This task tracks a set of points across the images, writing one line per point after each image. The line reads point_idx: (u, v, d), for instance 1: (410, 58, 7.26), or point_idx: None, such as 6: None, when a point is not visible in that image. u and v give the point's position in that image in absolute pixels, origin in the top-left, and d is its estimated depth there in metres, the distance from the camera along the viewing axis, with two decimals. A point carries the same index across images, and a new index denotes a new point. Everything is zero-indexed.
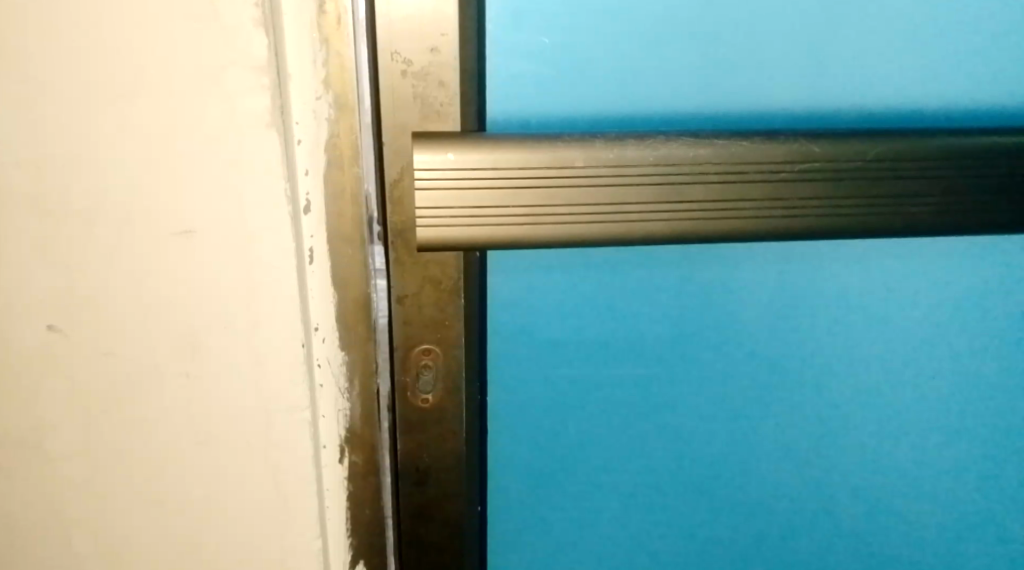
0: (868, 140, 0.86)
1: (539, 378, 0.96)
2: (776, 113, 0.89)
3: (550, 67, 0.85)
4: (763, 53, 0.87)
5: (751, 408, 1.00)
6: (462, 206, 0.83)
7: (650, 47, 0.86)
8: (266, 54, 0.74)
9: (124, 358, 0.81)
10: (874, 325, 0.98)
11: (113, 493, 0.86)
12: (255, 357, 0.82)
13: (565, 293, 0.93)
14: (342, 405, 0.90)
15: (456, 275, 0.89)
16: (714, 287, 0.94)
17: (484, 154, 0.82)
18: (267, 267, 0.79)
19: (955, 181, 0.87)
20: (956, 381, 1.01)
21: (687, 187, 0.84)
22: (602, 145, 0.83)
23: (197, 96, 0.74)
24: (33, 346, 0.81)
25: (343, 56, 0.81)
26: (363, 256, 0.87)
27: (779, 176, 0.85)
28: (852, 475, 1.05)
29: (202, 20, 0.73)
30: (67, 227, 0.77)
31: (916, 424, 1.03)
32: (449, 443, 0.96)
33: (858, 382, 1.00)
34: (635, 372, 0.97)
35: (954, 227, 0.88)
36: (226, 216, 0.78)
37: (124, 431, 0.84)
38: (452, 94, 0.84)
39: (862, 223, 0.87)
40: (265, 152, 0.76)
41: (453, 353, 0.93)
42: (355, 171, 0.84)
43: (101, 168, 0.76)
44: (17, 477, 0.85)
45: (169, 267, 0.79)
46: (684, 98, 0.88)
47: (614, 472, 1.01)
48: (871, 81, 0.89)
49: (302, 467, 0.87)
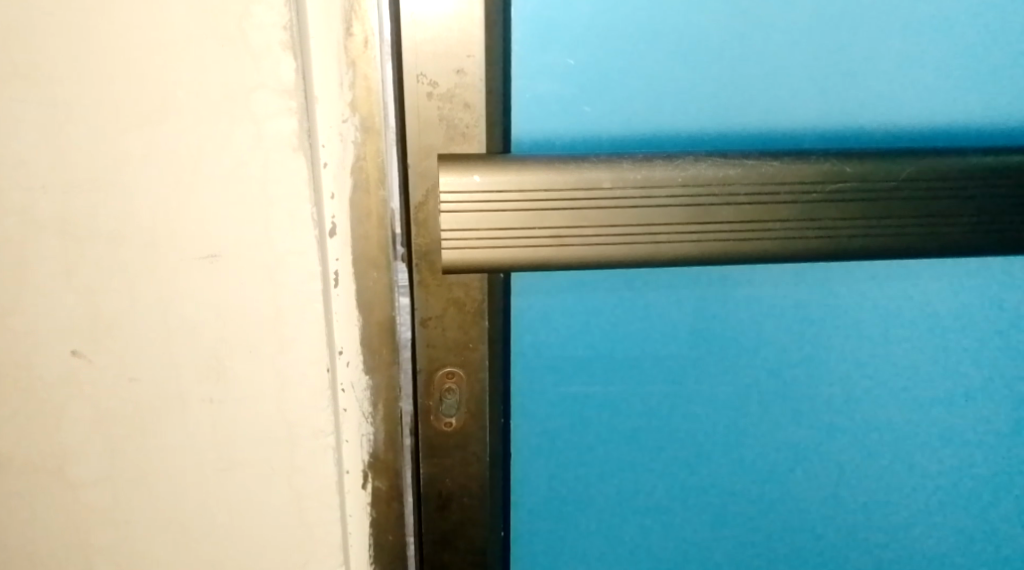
0: (899, 160, 0.85)
1: (563, 400, 0.94)
2: (805, 134, 0.88)
3: (577, 88, 0.85)
4: (791, 73, 0.86)
5: (780, 434, 0.98)
6: (488, 228, 0.82)
7: (677, 67, 0.85)
8: (295, 77, 0.73)
9: (148, 383, 0.80)
10: (904, 347, 0.96)
11: (137, 520, 0.85)
12: (280, 381, 0.81)
13: (590, 314, 0.92)
14: (365, 429, 0.89)
15: (480, 296, 0.88)
16: (743, 309, 0.93)
17: (510, 176, 0.81)
18: (294, 291, 0.79)
19: (988, 201, 0.86)
20: (994, 405, 0.99)
21: (715, 208, 0.83)
22: (630, 166, 0.82)
23: (225, 121, 0.74)
24: (58, 372, 0.80)
25: (370, 79, 0.80)
26: (389, 278, 0.86)
27: (809, 196, 0.84)
28: (889, 504, 1.02)
29: (231, 43, 0.72)
30: (91, 252, 0.77)
31: (953, 452, 1.00)
32: (473, 467, 0.95)
33: (888, 406, 0.98)
34: (661, 395, 0.95)
35: (988, 247, 0.87)
36: (252, 240, 0.77)
37: (147, 456, 0.83)
38: (478, 115, 0.83)
39: (893, 244, 0.86)
40: (292, 176, 0.76)
41: (477, 376, 0.91)
42: (381, 194, 0.83)
43: (126, 192, 0.75)
44: (41, 503, 0.84)
45: (193, 291, 0.78)
46: (713, 117, 0.87)
47: (643, 502, 0.99)
48: (901, 101, 0.88)
49: (326, 495, 0.85)
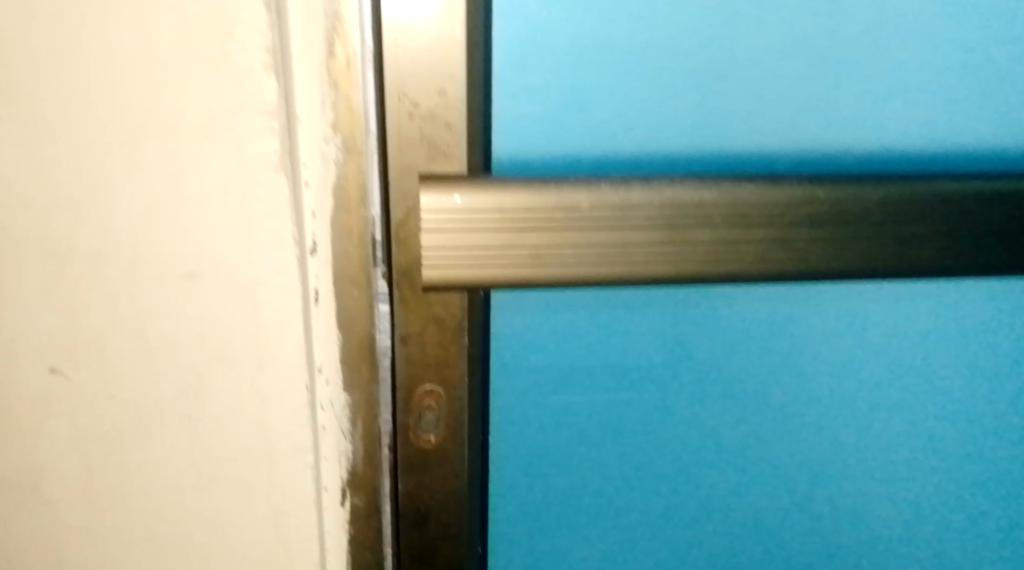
0: (871, 184, 0.86)
1: (540, 416, 0.95)
2: (780, 156, 0.89)
3: (557, 109, 0.86)
4: (767, 98, 0.88)
5: (755, 451, 0.99)
6: (467, 248, 0.83)
7: (656, 90, 0.86)
8: (277, 98, 0.74)
9: (127, 401, 0.80)
10: (879, 366, 0.97)
11: (114, 537, 0.85)
12: (259, 398, 0.81)
13: (569, 332, 0.92)
14: (344, 447, 0.90)
15: (460, 314, 0.89)
16: (720, 329, 0.94)
17: (490, 196, 0.82)
18: (274, 309, 0.79)
19: (958, 225, 0.88)
20: (968, 423, 1.00)
21: (692, 230, 0.84)
22: (608, 188, 0.83)
23: (207, 141, 0.74)
24: (36, 389, 0.80)
25: (352, 100, 0.81)
26: (369, 296, 0.87)
27: (784, 219, 0.85)
28: (861, 519, 1.03)
29: (213, 64, 0.73)
30: (72, 271, 0.77)
31: (924, 468, 1.02)
32: (452, 484, 0.95)
33: (862, 424, 0.99)
34: (638, 412, 0.96)
35: (958, 269, 0.89)
36: (233, 258, 0.77)
37: (124, 473, 0.83)
38: (459, 136, 0.84)
39: (865, 266, 0.87)
40: (273, 195, 0.76)
41: (456, 393, 0.92)
42: (362, 213, 0.84)
43: (107, 211, 0.75)
44: (17, 520, 0.84)
45: (173, 309, 0.78)
46: (690, 139, 0.88)
47: (621, 518, 1.00)
48: (874, 125, 0.90)
49: (304, 512, 0.86)
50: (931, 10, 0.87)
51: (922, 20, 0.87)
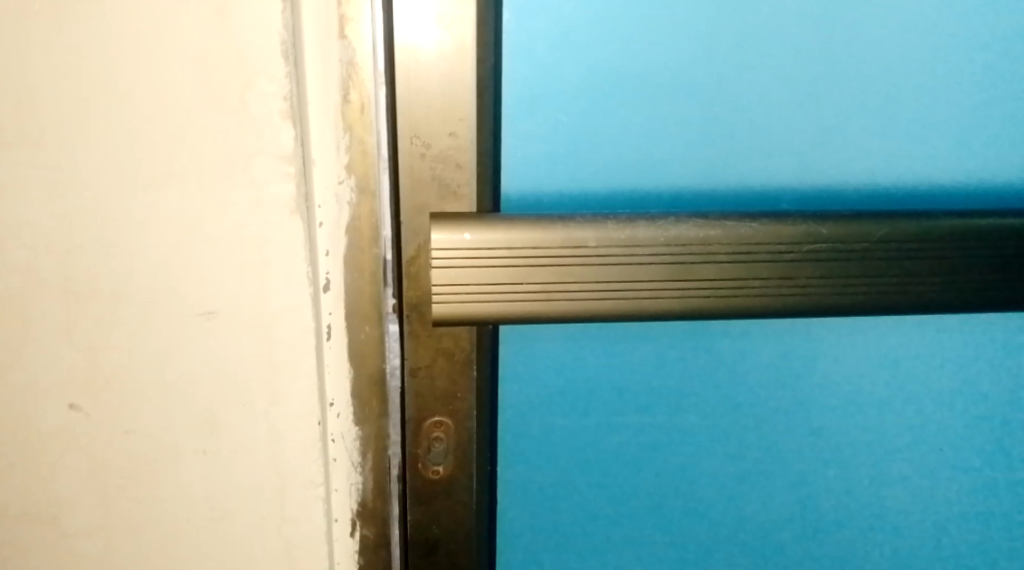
0: (873, 221, 0.88)
1: (547, 447, 0.96)
2: (783, 194, 0.91)
3: (565, 149, 0.88)
4: (770, 138, 0.90)
5: (759, 482, 1.00)
6: (476, 283, 0.84)
7: (661, 130, 0.88)
8: (293, 143, 0.76)
9: (143, 436, 0.82)
10: (878, 398, 0.99)
11: (128, 568, 0.86)
12: (272, 433, 0.83)
13: (576, 364, 0.94)
14: (354, 478, 0.92)
15: (469, 347, 0.91)
16: (723, 362, 0.96)
17: (499, 233, 0.84)
18: (289, 346, 0.81)
19: (959, 262, 0.89)
20: (970, 454, 1.02)
21: (696, 267, 0.86)
22: (614, 226, 0.85)
23: (225, 185, 0.76)
24: (54, 424, 0.81)
25: (365, 142, 0.84)
26: (379, 331, 0.89)
27: (786, 256, 0.87)
28: (862, 549, 1.05)
29: (232, 112, 0.75)
30: (92, 310, 0.79)
31: (925, 498, 1.03)
32: (460, 514, 0.96)
33: (862, 454, 1.01)
34: (644, 443, 0.97)
35: (959, 305, 0.90)
36: (248, 298, 0.79)
37: (140, 507, 0.84)
38: (469, 176, 0.86)
39: (867, 301, 0.89)
40: (288, 237, 0.78)
41: (464, 424, 0.94)
42: (374, 252, 0.86)
43: (127, 253, 0.77)
44: (34, 552, 0.86)
45: (189, 347, 0.80)
46: (694, 178, 0.90)
47: (628, 548, 1.01)
48: (875, 163, 0.91)
49: (315, 544, 0.87)
50: (930, 53, 0.89)
51: (922, 62, 0.89)
